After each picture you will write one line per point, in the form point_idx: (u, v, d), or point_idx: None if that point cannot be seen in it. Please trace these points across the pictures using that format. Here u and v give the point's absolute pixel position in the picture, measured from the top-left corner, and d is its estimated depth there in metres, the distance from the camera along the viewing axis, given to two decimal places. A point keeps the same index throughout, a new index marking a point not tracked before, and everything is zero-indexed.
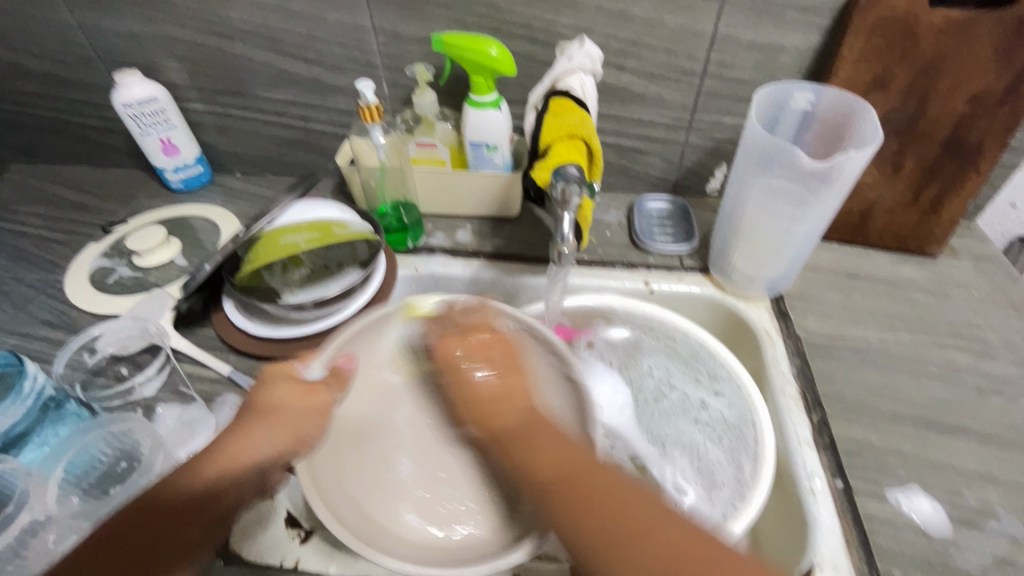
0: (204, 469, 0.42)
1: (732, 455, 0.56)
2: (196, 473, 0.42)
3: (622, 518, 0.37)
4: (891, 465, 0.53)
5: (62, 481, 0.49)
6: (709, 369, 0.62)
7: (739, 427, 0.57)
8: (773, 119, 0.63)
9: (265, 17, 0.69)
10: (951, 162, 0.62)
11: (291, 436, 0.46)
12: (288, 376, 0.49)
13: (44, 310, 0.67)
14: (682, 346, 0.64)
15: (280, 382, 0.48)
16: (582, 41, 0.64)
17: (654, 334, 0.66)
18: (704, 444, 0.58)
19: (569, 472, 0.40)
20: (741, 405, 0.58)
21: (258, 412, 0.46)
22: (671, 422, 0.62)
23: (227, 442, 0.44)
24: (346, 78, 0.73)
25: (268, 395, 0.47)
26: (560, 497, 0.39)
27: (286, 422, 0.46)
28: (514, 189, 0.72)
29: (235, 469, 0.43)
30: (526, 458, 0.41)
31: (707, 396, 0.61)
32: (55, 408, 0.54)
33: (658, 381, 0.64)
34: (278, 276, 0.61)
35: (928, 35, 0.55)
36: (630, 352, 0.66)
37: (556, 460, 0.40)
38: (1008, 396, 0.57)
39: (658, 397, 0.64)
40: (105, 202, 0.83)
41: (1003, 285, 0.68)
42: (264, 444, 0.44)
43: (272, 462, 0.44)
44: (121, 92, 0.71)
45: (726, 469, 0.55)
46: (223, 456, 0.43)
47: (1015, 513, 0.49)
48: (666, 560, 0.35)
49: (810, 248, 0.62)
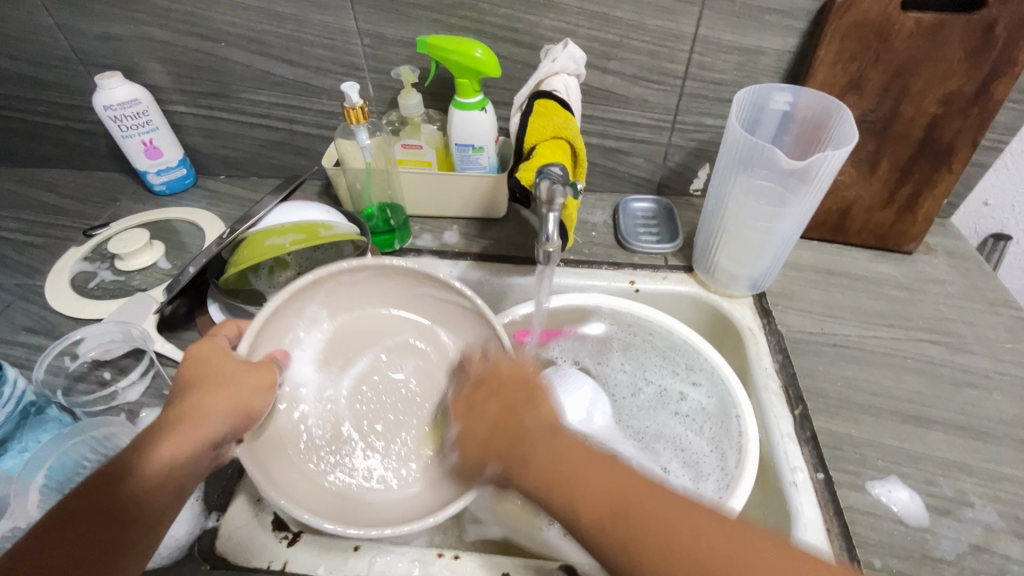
0: (157, 448, 0.41)
1: (715, 445, 0.57)
2: (133, 462, 0.41)
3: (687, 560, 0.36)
4: (870, 457, 0.54)
5: (43, 487, 0.48)
6: (687, 360, 0.63)
7: (721, 415, 0.58)
8: (753, 120, 0.64)
9: (248, 19, 0.69)
10: (926, 161, 0.64)
11: (236, 408, 0.44)
12: (221, 351, 0.47)
13: (24, 316, 0.66)
14: (660, 339, 0.65)
15: (221, 361, 0.46)
16: (565, 43, 0.65)
17: (631, 331, 0.66)
18: (687, 436, 0.60)
19: (620, 509, 0.38)
20: (720, 395, 0.59)
21: (197, 388, 0.44)
22: (654, 416, 0.63)
23: (171, 421, 0.43)
24: (332, 80, 0.73)
25: (210, 371, 0.45)
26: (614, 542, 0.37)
27: (229, 393, 0.44)
28: (500, 190, 0.72)
29: (186, 444, 0.42)
30: (567, 502, 0.39)
31: (684, 387, 0.62)
32: (36, 413, 0.53)
33: (632, 376, 0.66)
34: (264, 278, 0.64)
35: (901, 38, 0.57)
36: (603, 350, 0.68)
37: (601, 494, 0.39)
38: (981, 388, 0.59)
39: (634, 392, 0.65)
40: (86, 205, 0.82)
41: (978, 281, 0.70)
42: (208, 415, 0.43)
43: (217, 441, 0.43)
44: (101, 94, 0.70)
45: (710, 459, 0.56)
46: (172, 430, 0.42)
47: (989, 502, 0.51)
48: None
49: (791, 245, 0.63)
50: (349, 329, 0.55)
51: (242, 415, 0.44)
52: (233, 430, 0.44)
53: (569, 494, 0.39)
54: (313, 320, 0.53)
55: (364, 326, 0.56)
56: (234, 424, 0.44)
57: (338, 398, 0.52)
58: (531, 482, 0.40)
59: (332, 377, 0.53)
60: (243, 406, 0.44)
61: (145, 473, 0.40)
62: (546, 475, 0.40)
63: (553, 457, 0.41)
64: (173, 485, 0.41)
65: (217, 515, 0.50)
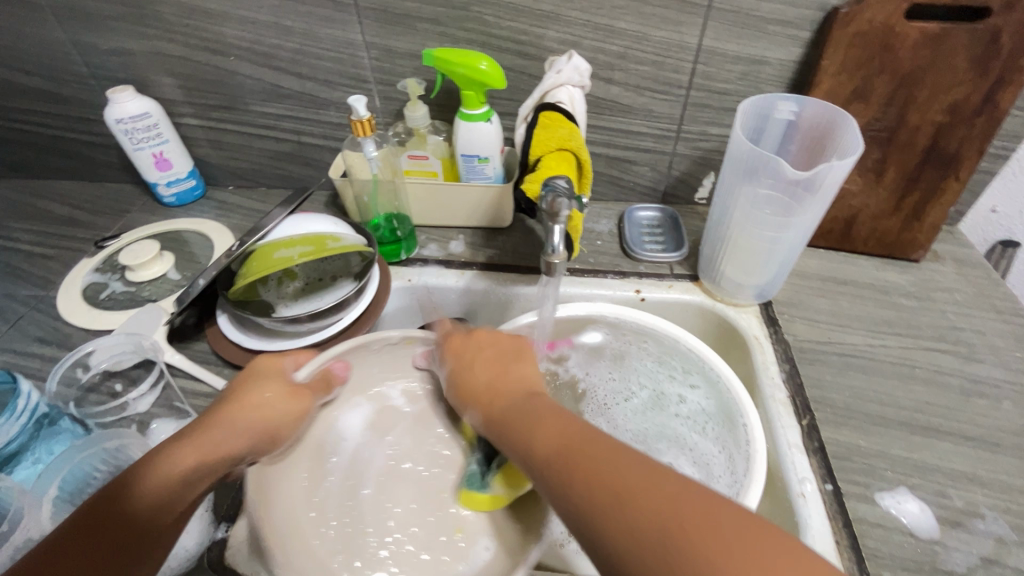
0: (181, 454, 0.44)
1: (721, 446, 0.56)
2: (173, 460, 0.43)
3: (607, 488, 0.36)
4: (879, 467, 0.53)
5: (56, 499, 0.49)
6: (684, 363, 0.63)
7: (723, 416, 0.58)
8: (758, 129, 0.64)
9: (257, 33, 0.69)
10: (932, 168, 0.64)
11: (264, 431, 0.48)
12: (274, 375, 0.52)
13: (38, 327, 0.67)
14: (654, 346, 0.65)
15: (269, 381, 0.51)
16: (570, 55, 0.65)
17: (626, 340, 0.66)
18: (691, 437, 0.59)
19: (562, 446, 0.40)
20: (719, 395, 0.59)
21: (237, 405, 0.49)
22: (652, 417, 0.62)
23: (208, 429, 0.46)
24: (339, 93, 0.74)
25: (256, 390, 0.50)
26: (556, 468, 0.39)
27: (265, 418, 0.49)
28: (506, 201, 0.73)
29: (213, 457, 0.45)
30: (527, 440, 0.43)
31: (683, 390, 0.62)
32: (50, 425, 0.53)
33: (623, 383, 0.65)
34: (273, 289, 0.66)
35: (905, 48, 0.57)
36: (590, 359, 0.67)
37: (556, 433, 0.42)
38: (991, 397, 0.59)
39: (627, 397, 0.64)
40: (98, 217, 0.83)
41: (986, 289, 0.70)
42: (240, 433, 0.47)
43: (245, 456, 0.47)
44: (113, 108, 0.71)
45: (719, 460, 0.56)
46: (201, 439, 0.45)
47: (1000, 512, 0.50)
48: (644, 516, 0.34)
49: (797, 253, 0.63)
50: (387, 404, 0.58)
51: (267, 437, 0.48)
52: (260, 449, 0.48)
53: (530, 435, 0.43)
54: (367, 388, 0.58)
55: (407, 399, 0.59)
56: (264, 443, 0.48)
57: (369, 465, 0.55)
58: (501, 429, 0.46)
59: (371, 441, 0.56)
60: (272, 431, 0.49)
61: (161, 485, 0.42)
62: (512, 419, 0.46)
63: (523, 411, 0.46)
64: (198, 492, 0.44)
65: (226, 526, 0.50)
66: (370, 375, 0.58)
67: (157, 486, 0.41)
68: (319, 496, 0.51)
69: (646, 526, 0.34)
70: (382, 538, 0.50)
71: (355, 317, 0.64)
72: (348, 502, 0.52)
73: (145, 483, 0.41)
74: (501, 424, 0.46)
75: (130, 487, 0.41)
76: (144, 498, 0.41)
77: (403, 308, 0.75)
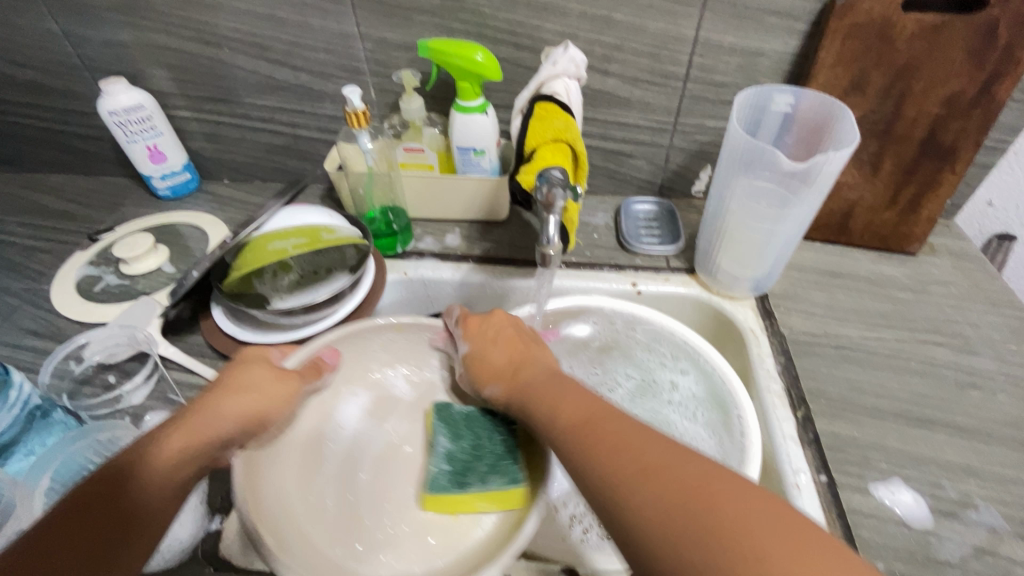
0: (168, 441, 0.43)
1: (713, 431, 0.57)
2: (162, 445, 0.43)
3: (626, 457, 0.37)
4: (874, 458, 0.54)
5: (49, 490, 0.48)
6: (672, 349, 0.63)
7: (713, 401, 0.58)
8: (754, 122, 0.64)
9: (251, 25, 0.69)
10: (929, 161, 0.63)
11: (256, 414, 0.47)
12: (264, 362, 0.51)
13: (31, 320, 0.66)
14: (642, 333, 0.65)
15: (258, 366, 0.51)
16: (566, 46, 0.64)
17: (615, 331, 0.66)
18: (680, 422, 0.59)
19: (585, 421, 0.41)
20: (710, 380, 0.59)
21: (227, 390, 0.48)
22: (642, 403, 0.62)
23: (197, 413, 0.45)
24: (335, 85, 0.74)
25: (246, 375, 0.49)
26: (575, 444, 0.41)
27: (254, 400, 0.48)
28: (502, 193, 0.72)
29: (200, 440, 0.44)
30: (548, 414, 0.44)
31: (673, 376, 0.62)
32: (42, 417, 0.53)
33: (607, 375, 0.65)
34: (268, 282, 0.64)
35: (903, 40, 0.57)
36: (576, 352, 0.67)
37: (580, 411, 0.43)
38: (986, 389, 0.59)
39: (613, 387, 0.64)
40: (92, 210, 0.83)
41: (981, 282, 0.70)
42: (228, 417, 0.46)
43: (235, 440, 0.46)
44: (107, 100, 0.71)
45: (709, 443, 0.56)
46: (190, 424, 0.45)
47: (994, 504, 0.50)
48: (663, 491, 0.34)
49: (794, 246, 0.62)
50: (384, 393, 0.58)
51: (258, 421, 0.47)
52: (249, 433, 0.47)
53: (552, 411, 0.44)
54: (368, 378, 0.58)
55: (408, 385, 0.59)
56: (255, 425, 0.47)
57: (370, 452, 0.54)
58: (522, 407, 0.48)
59: (372, 429, 0.56)
60: (262, 414, 0.48)
61: (147, 472, 0.42)
62: (534, 398, 0.47)
63: (547, 388, 0.47)
64: (189, 477, 0.43)
65: (221, 518, 0.50)
66: (373, 364, 0.59)
67: (146, 473, 0.41)
68: (316, 482, 0.50)
69: (654, 507, 0.34)
70: (383, 526, 0.49)
71: (349, 308, 0.65)
72: (349, 490, 0.51)
73: (135, 471, 0.41)
74: (522, 403, 0.48)
75: (119, 474, 0.41)
76: (134, 486, 0.41)
77: (398, 301, 0.75)
